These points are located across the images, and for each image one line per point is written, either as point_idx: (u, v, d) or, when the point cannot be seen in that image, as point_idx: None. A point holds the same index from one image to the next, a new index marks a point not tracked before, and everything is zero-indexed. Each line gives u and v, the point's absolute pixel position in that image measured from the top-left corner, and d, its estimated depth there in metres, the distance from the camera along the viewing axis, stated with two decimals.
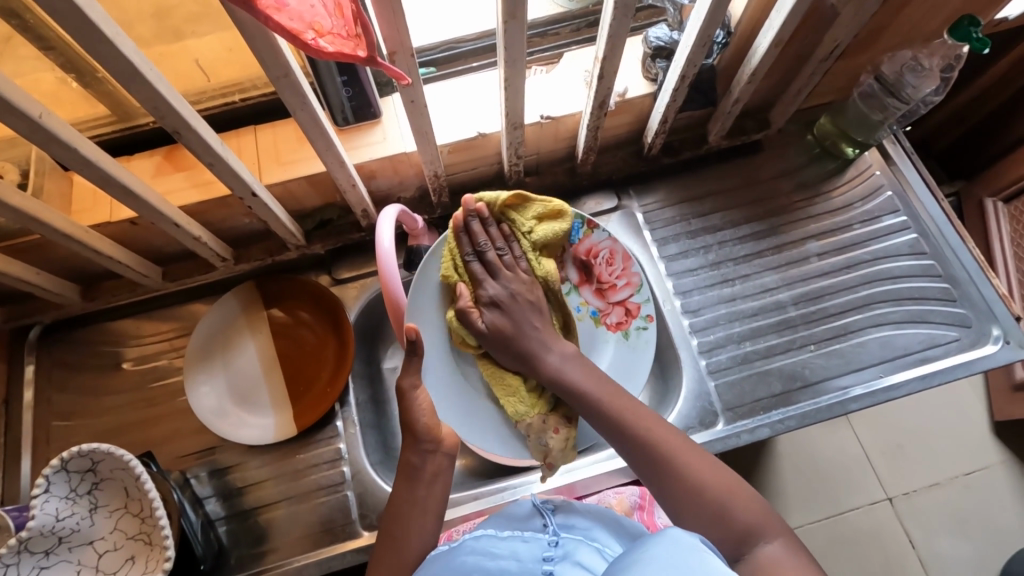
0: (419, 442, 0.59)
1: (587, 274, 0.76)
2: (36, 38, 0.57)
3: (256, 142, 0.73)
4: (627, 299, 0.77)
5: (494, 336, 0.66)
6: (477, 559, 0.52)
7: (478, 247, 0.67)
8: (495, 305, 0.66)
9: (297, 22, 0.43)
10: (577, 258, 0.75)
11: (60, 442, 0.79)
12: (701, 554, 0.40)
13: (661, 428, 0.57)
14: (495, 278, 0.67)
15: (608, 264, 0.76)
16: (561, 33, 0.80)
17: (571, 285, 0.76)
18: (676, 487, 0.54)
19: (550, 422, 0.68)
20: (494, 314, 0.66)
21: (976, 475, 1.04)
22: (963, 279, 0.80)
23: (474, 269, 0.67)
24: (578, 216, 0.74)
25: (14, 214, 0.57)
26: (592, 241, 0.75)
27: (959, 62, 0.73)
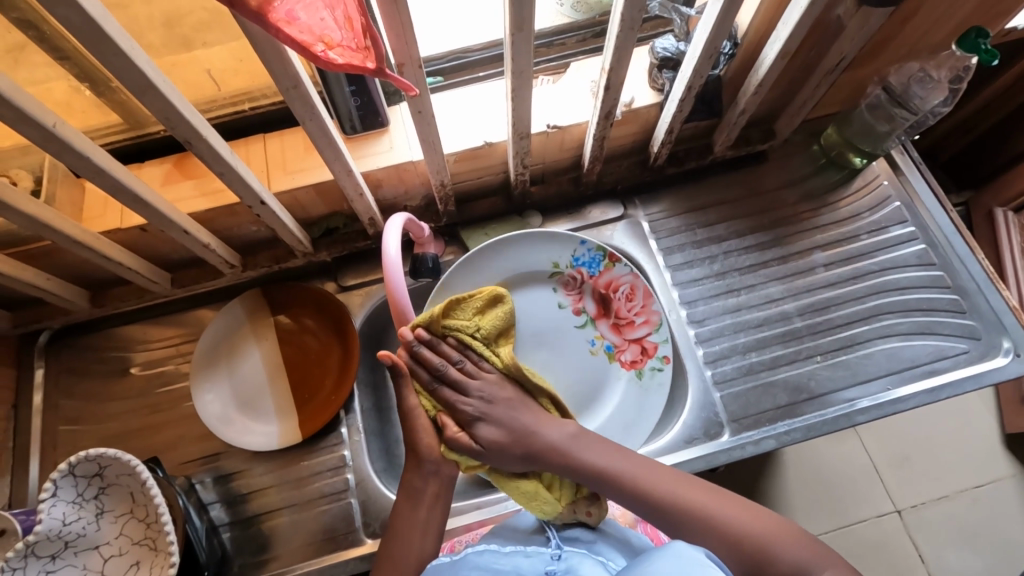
0: (421, 466, 0.62)
1: (604, 308, 0.81)
2: (51, 48, 0.58)
3: (264, 151, 0.74)
4: (644, 337, 0.79)
5: (495, 452, 0.61)
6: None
7: (436, 371, 0.63)
8: (480, 419, 0.62)
9: (306, 36, 0.43)
10: (597, 291, 0.81)
11: (67, 446, 0.79)
12: (707, 570, 0.40)
13: (682, 485, 0.58)
14: (467, 394, 0.63)
15: (628, 299, 0.79)
16: (567, 43, 0.80)
17: (587, 316, 0.82)
18: (717, 542, 0.54)
19: (579, 508, 0.60)
20: (485, 428, 0.62)
21: (986, 488, 1.03)
22: (972, 290, 0.80)
23: (445, 395, 0.63)
24: (600, 249, 0.80)
25: (26, 221, 0.58)
26: (613, 274, 0.80)
27: (967, 74, 0.72)
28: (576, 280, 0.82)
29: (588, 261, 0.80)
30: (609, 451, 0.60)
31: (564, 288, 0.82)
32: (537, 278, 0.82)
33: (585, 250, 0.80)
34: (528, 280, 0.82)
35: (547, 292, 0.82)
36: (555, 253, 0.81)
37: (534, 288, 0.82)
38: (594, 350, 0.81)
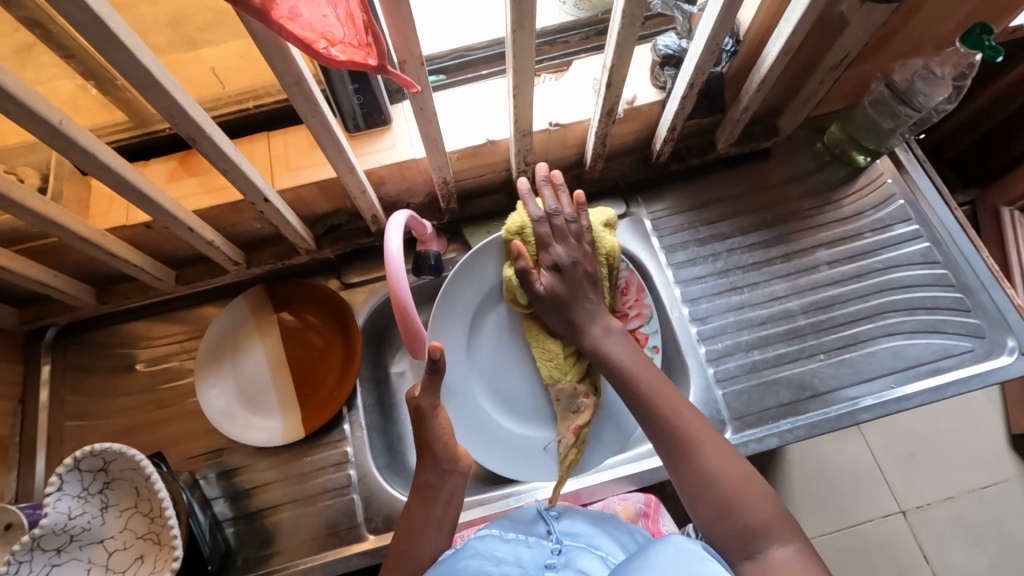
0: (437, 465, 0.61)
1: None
2: (58, 47, 0.58)
3: (268, 148, 0.75)
4: (636, 329, 0.77)
5: (548, 299, 0.69)
6: (480, 563, 0.51)
7: (549, 211, 0.70)
8: (554, 269, 0.69)
9: (309, 32, 0.43)
10: None
11: (74, 441, 0.80)
12: (704, 563, 0.40)
13: (690, 413, 0.58)
14: (562, 244, 0.70)
15: (624, 293, 0.78)
16: (570, 41, 0.80)
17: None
18: (692, 472, 0.55)
19: (580, 389, 0.73)
20: (552, 278, 0.69)
21: (992, 488, 1.02)
22: (977, 289, 0.79)
23: (540, 233, 0.70)
24: None
25: (33, 218, 0.58)
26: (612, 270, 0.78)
27: (972, 71, 0.71)
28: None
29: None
30: (639, 365, 0.64)
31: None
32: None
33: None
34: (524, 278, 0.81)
35: None
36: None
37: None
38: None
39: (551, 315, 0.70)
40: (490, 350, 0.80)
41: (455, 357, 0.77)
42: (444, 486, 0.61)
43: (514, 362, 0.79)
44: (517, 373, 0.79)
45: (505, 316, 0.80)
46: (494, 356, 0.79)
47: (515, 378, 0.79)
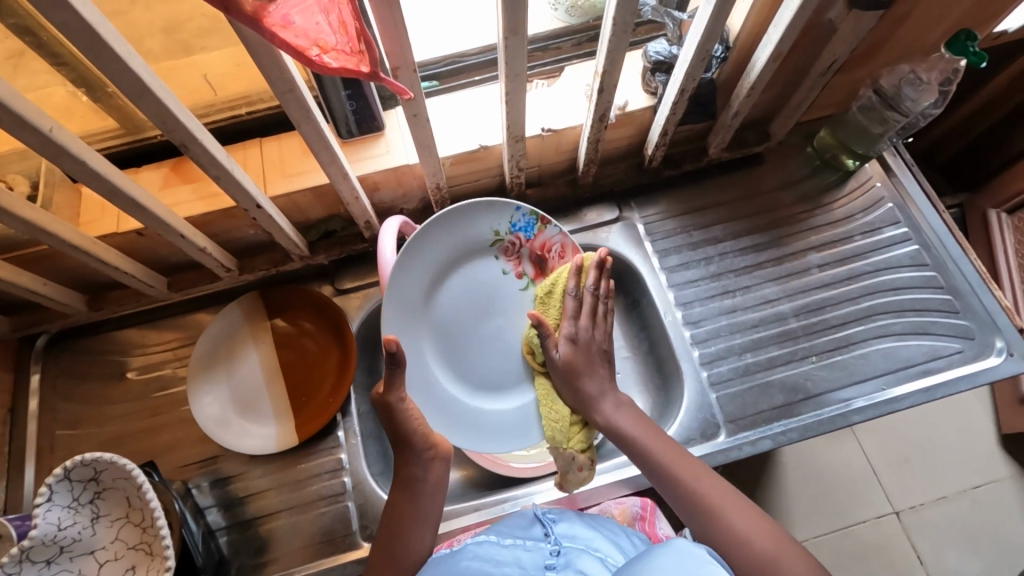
0: (419, 456, 0.63)
1: (543, 268, 0.78)
2: (48, 54, 0.58)
3: (261, 154, 0.75)
4: None
5: (562, 368, 0.69)
6: (479, 564, 0.52)
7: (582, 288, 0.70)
8: (573, 342, 0.69)
9: (302, 40, 0.44)
10: (533, 253, 0.77)
11: (65, 451, 0.79)
12: (708, 565, 0.39)
13: (710, 481, 0.60)
14: (590, 322, 0.70)
15: (561, 257, 0.77)
16: (562, 47, 0.81)
17: (529, 279, 0.78)
18: (725, 540, 0.55)
19: (576, 459, 0.68)
20: (568, 347, 0.69)
21: (984, 489, 1.03)
22: (965, 290, 0.80)
23: (567, 304, 0.70)
24: (534, 213, 0.75)
25: (23, 226, 0.58)
26: (546, 235, 0.77)
27: (957, 76, 0.72)
28: (514, 246, 0.77)
29: (524, 225, 0.76)
30: (644, 432, 0.64)
31: (504, 254, 0.77)
32: (478, 248, 0.77)
33: (520, 215, 0.75)
34: (467, 252, 0.76)
35: (488, 261, 0.77)
36: (493, 220, 0.75)
37: (473, 260, 0.77)
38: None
39: (561, 378, 0.69)
40: (444, 327, 0.76)
41: (415, 352, 0.74)
42: (427, 478, 0.63)
43: (468, 341, 0.77)
44: (472, 352, 0.77)
45: (456, 288, 0.76)
46: (445, 334, 0.76)
47: (471, 358, 0.77)
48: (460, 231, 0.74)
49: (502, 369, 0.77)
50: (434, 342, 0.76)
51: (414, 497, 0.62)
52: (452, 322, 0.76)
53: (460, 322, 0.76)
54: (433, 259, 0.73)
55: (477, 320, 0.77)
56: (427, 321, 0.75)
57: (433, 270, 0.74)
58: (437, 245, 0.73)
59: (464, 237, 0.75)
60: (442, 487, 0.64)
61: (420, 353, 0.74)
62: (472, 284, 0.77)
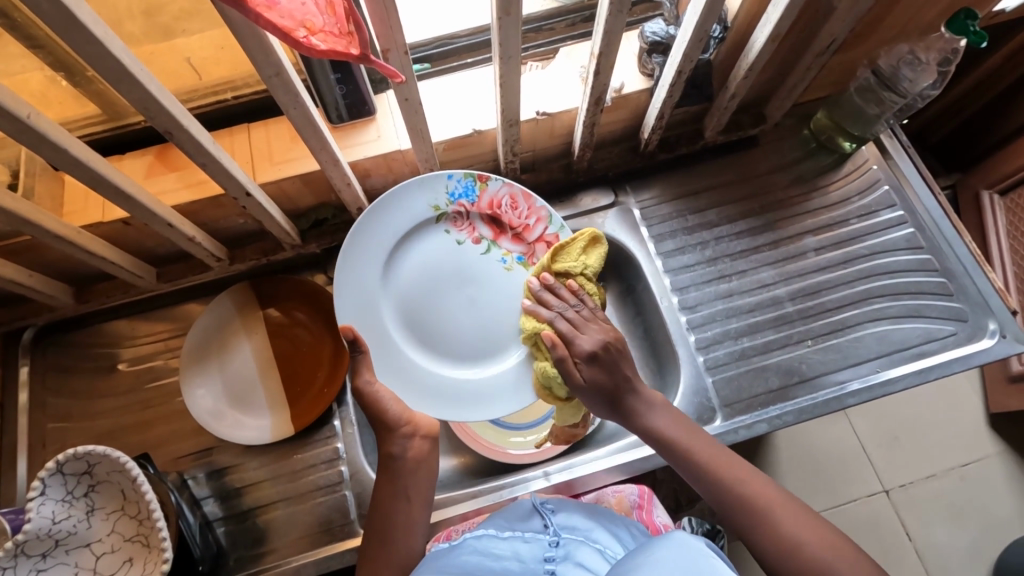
0: (396, 433, 0.65)
1: (499, 225, 0.77)
2: (24, 37, 0.56)
3: (249, 141, 0.73)
4: (543, 234, 0.76)
5: (593, 391, 0.65)
6: (479, 559, 0.52)
7: (557, 311, 0.69)
8: (592, 360, 0.65)
9: (288, 20, 0.42)
10: (484, 214, 0.77)
11: (57, 444, 0.78)
12: (709, 560, 0.40)
13: (755, 480, 0.59)
14: (584, 333, 0.66)
15: (513, 208, 0.76)
16: (556, 28, 0.79)
17: (488, 241, 0.78)
18: (778, 539, 0.55)
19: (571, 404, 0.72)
20: (591, 368, 0.65)
21: (972, 466, 1.04)
22: (959, 272, 0.80)
23: (562, 330, 0.67)
24: (468, 175, 0.74)
25: (5, 217, 0.56)
26: (490, 193, 0.75)
27: (957, 55, 0.71)
28: (461, 213, 0.77)
29: (462, 191, 0.75)
30: (680, 430, 0.63)
31: (453, 225, 0.77)
32: (425, 225, 0.76)
33: (455, 182, 0.74)
34: (415, 232, 0.76)
35: (440, 233, 0.77)
36: (429, 196, 0.75)
37: (422, 236, 0.77)
38: (508, 267, 0.77)
39: (591, 392, 0.65)
40: (413, 307, 0.76)
41: (382, 336, 0.74)
42: (405, 455, 0.64)
43: (437, 316, 0.76)
44: (445, 327, 0.76)
45: (419, 264, 0.76)
46: (415, 315, 0.76)
47: (446, 329, 0.76)
48: (404, 210, 0.74)
49: (479, 331, 0.76)
50: (404, 326, 0.75)
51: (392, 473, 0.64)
52: (417, 299, 0.76)
53: (425, 297, 0.76)
54: (385, 240, 0.74)
55: (441, 291, 0.77)
56: (389, 307, 0.75)
57: (386, 251, 0.74)
58: (382, 226, 0.73)
59: (407, 217, 0.74)
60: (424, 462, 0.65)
61: (390, 338, 0.74)
62: (428, 259, 0.77)
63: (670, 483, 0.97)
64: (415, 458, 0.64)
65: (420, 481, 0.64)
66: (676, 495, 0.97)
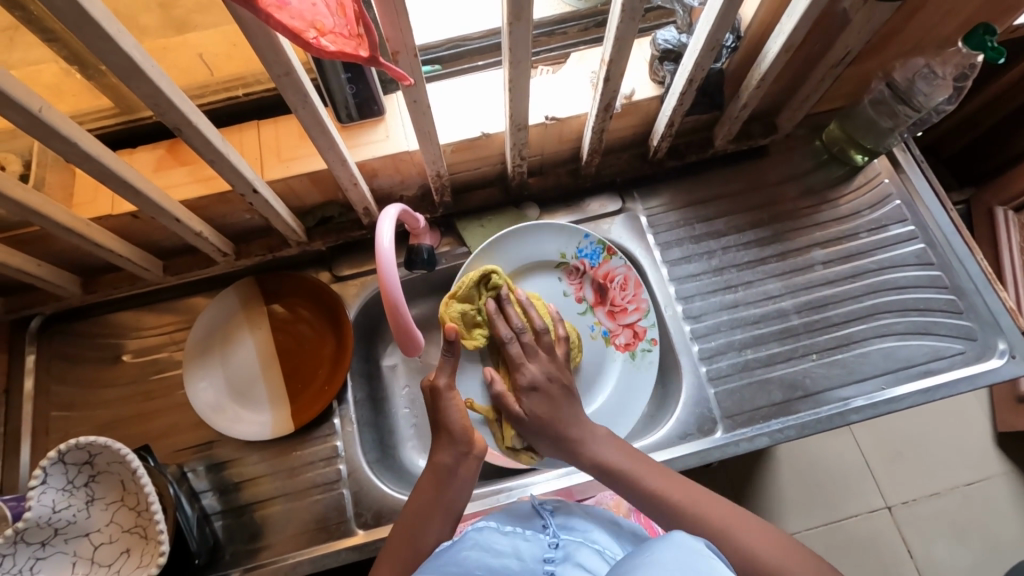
0: (454, 444, 0.61)
1: (602, 296, 0.82)
2: (40, 30, 0.57)
3: (258, 137, 0.73)
4: (635, 322, 0.81)
5: (535, 423, 0.66)
6: (479, 554, 0.51)
7: (516, 330, 0.71)
8: (534, 391, 0.67)
9: (298, 21, 0.42)
10: (595, 281, 0.83)
11: (60, 432, 0.79)
12: (708, 560, 0.38)
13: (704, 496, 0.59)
14: (530, 363, 0.69)
15: (622, 289, 0.81)
16: (568, 32, 0.79)
17: (587, 305, 0.83)
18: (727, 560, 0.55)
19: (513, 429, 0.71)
20: (533, 399, 0.67)
21: (977, 485, 1.03)
22: (969, 290, 0.79)
23: (513, 352, 0.69)
24: (601, 242, 0.81)
25: (15, 207, 0.56)
26: (610, 265, 0.82)
27: (973, 71, 0.71)
28: (578, 270, 0.83)
29: (590, 252, 0.82)
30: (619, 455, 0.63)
31: (567, 277, 0.84)
32: (544, 268, 0.84)
33: (588, 242, 0.81)
34: (530, 270, 0.83)
35: (552, 280, 0.84)
36: (561, 244, 0.82)
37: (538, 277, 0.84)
38: (592, 336, 0.82)
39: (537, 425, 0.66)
40: None
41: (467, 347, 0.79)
42: (457, 469, 0.61)
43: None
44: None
45: None
46: None
47: None
48: (526, 249, 0.82)
49: None
50: None
51: (443, 485, 0.60)
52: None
53: None
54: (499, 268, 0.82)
55: None
56: None
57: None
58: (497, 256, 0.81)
59: (534, 255, 0.83)
60: (472, 478, 0.62)
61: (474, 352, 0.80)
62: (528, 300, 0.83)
63: None
64: (464, 474, 0.61)
65: (455, 502, 0.60)
66: None
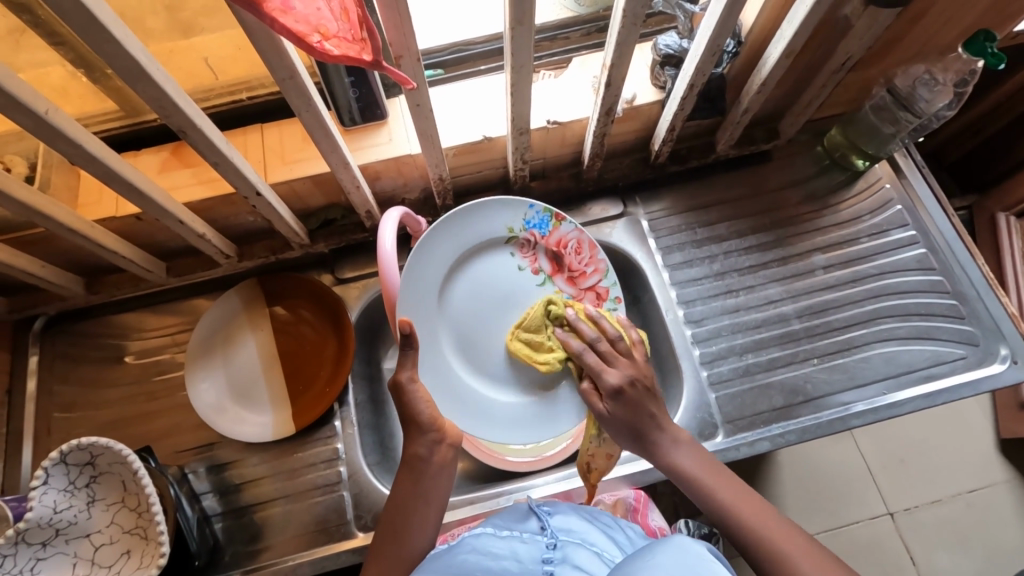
0: (424, 434, 0.61)
1: (558, 264, 0.79)
2: (47, 33, 0.57)
3: (262, 140, 0.74)
4: (596, 284, 0.79)
5: (617, 424, 0.63)
6: (477, 557, 0.51)
7: (590, 340, 0.68)
8: (617, 396, 0.63)
9: (302, 25, 0.42)
10: (548, 250, 0.79)
11: (62, 433, 0.79)
12: (708, 563, 0.38)
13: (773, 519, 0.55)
14: (612, 367, 0.65)
15: (577, 252, 0.79)
16: (570, 37, 0.79)
17: (545, 275, 0.79)
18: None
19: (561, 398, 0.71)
20: (615, 404, 0.63)
21: (980, 492, 1.02)
22: (971, 296, 0.79)
23: (590, 360, 0.66)
24: (548, 209, 0.77)
25: (20, 208, 0.57)
26: (561, 232, 0.78)
27: (973, 77, 0.71)
28: (529, 242, 0.79)
29: (538, 222, 0.78)
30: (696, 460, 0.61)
31: (519, 251, 0.79)
32: (495, 243, 0.78)
33: (534, 212, 0.77)
34: (485, 246, 0.78)
35: (506, 256, 0.79)
36: (509, 216, 0.77)
37: (491, 255, 0.78)
38: None
39: (617, 424, 0.63)
40: (461, 315, 0.77)
41: (432, 340, 0.74)
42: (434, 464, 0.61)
43: (485, 334, 0.77)
44: (488, 347, 0.77)
45: (477, 280, 0.77)
46: (461, 328, 0.77)
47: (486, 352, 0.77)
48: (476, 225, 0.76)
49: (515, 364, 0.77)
50: (450, 330, 0.76)
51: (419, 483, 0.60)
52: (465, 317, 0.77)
53: (476, 313, 0.77)
54: (454, 245, 0.75)
55: (490, 316, 0.78)
56: (443, 314, 0.76)
57: (444, 267, 0.75)
58: (450, 238, 0.74)
59: (486, 232, 0.77)
60: (449, 470, 0.62)
61: (437, 343, 0.75)
62: (484, 279, 0.78)
63: (670, 496, 0.97)
64: (439, 462, 0.61)
65: (435, 494, 0.60)
66: (675, 507, 0.96)
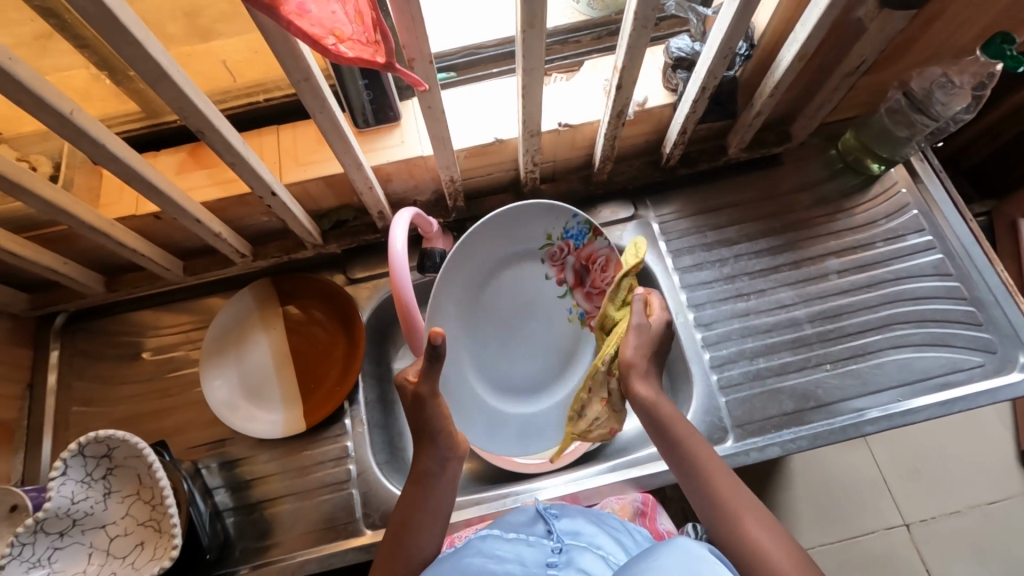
0: (433, 436, 0.61)
1: (582, 278, 0.78)
2: (73, 37, 0.59)
3: (277, 142, 0.75)
4: None
5: (646, 338, 0.63)
6: (482, 561, 0.51)
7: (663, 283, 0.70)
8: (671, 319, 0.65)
9: (318, 28, 0.43)
10: (577, 263, 0.78)
11: (79, 427, 0.81)
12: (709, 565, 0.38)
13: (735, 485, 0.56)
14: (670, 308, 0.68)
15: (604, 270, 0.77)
16: (582, 41, 0.80)
17: (567, 287, 0.79)
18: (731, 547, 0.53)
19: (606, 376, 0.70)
20: (664, 325, 0.65)
21: (998, 504, 1.00)
22: (988, 302, 0.78)
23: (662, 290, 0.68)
24: (588, 223, 0.76)
25: (43, 206, 0.59)
26: (594, 247, 0.77)
27: (992, 80, 0.71)
28: (561, 252, 0.77)
29: (576, 233, 0.76)
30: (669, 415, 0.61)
31: (549, 259, 0.78)
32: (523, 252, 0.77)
33: (575, 223, 0.76)
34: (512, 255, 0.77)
35: (536, 264, 0.78)
36: (548, 224, 0.76)
37: (517, 264, 0.78)
38: (568, 318, 0.80)
39: (649, 334, 0.63)
40: (480, 324, 0.78)
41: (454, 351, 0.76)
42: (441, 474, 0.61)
43: (500, 343, 0.79)
44: (501, 356, 0.79)
45: (500, 288, 0.77)
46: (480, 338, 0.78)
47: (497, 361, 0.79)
48: (506, 237, 0.75)
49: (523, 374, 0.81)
50: (470, 339, 0.77)
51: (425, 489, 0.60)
52: (484, 327, 0.78)
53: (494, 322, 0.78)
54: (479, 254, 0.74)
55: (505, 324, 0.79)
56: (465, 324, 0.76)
57: (471, 275, 0.75)
58: (480, 249, 0.74)
59: (516, 241, 0.76)
60: (455, 477, 0.63)
61: (458, 354, 0.76)
62: (505, 287, 0.78)
63: (679, 502, 0.96)
64: (448, 477, 0.62)
65: (444, 502, 0.61)
66: (684, 512, 0.95)
